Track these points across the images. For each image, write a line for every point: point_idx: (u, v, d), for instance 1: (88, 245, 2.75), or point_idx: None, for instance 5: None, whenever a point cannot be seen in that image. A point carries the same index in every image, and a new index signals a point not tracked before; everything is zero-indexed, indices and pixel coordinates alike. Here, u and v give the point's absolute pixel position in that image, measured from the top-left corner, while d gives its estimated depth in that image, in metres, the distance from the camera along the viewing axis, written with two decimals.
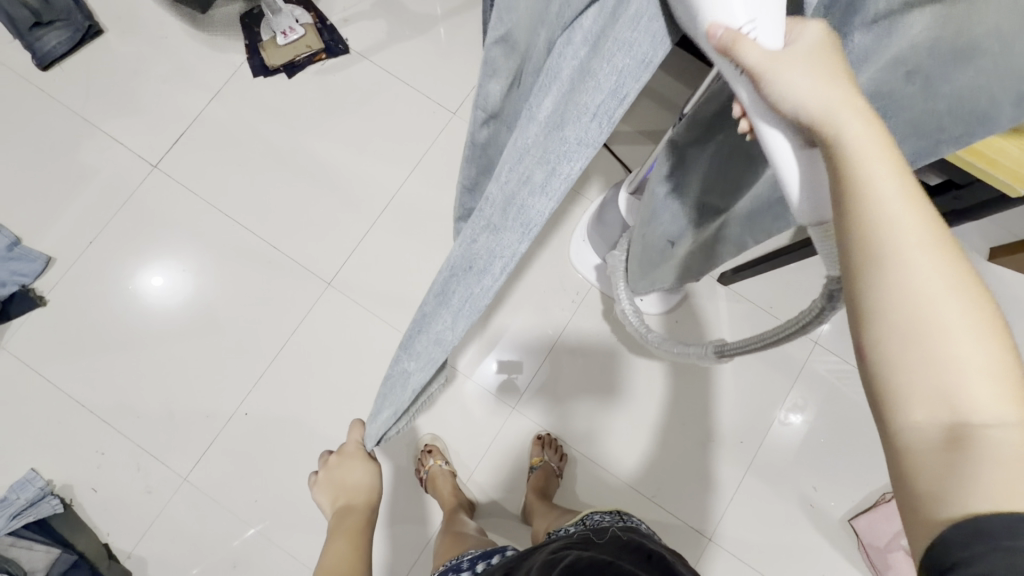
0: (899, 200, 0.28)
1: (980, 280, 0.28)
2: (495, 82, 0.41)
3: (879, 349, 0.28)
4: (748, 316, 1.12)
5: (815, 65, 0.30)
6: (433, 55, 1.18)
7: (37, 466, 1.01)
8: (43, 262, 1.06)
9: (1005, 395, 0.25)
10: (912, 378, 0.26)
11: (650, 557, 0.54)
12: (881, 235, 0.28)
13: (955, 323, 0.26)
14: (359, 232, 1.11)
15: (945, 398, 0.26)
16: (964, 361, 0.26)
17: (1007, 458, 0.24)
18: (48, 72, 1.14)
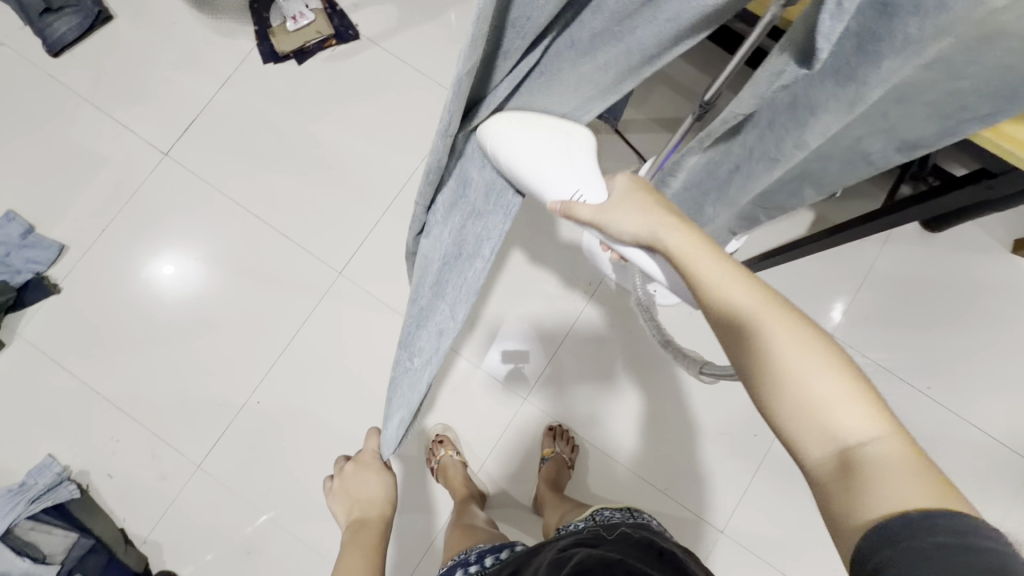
0: (737, 289, 0.40)
1: (816, 329, 0.38)
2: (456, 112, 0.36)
3: (771, 406, 0.37)
4: None
5: (635, 204, 0.48)
6: (444, 40, 1.15)
7: (54, 452, 1.02)
8: (57, 250, 1.07)
9: (861, 416, 0.35)
10: (800, 427, 0.36)
11: (661, 556, 0.53)
12: (737, 318, 0.39)
13: (811, 374, 0.36)
14: (369, 221, 1.10)
15: (829, 435, 0.35)
16: (829, 398, 0.35)
17: (884, 466, 0.33)
18: (59, 59, 1.14)
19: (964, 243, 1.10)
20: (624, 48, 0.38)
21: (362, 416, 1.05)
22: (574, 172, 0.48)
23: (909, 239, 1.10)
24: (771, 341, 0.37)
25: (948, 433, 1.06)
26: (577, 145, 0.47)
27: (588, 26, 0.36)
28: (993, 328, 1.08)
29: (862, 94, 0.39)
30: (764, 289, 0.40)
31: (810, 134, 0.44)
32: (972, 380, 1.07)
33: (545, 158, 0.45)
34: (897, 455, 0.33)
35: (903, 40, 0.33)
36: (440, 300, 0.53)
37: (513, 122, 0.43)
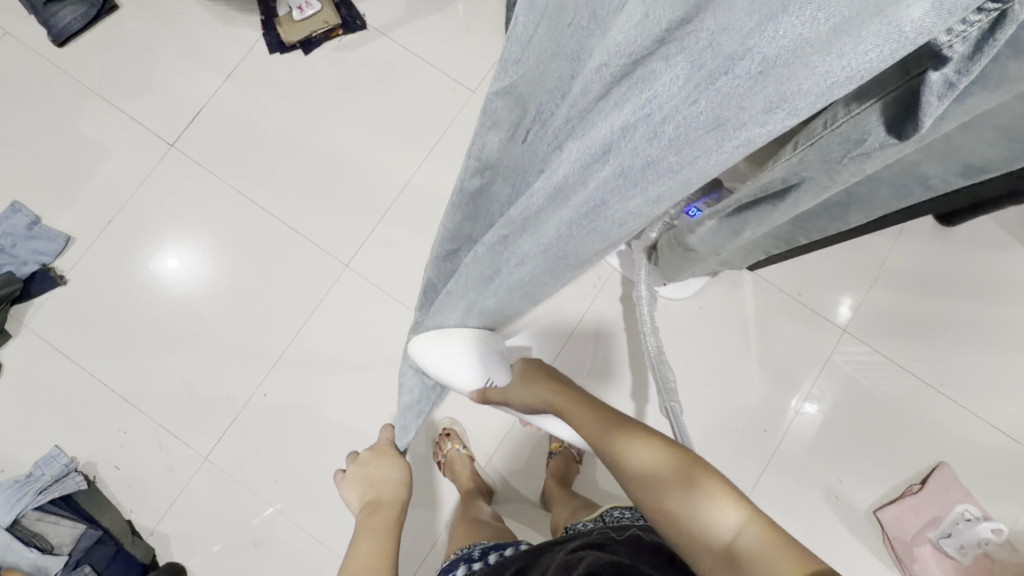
0: (615, 435, 0.56)
1: (678, 450, 0.52)
2: (494, 134, 0.39)
3: (666, 523, 0.47)
4: (775, 303, 1.09)
5: (527, 380, 0.66)
6: (452, 30, 1.14)
7: (61, 443, 1.02)
8: (63, 241, 1.06)
9: (730, 510, 0.44)
10: (685, 535, 0.45)
11: (671, 562, 0.52)
12: (619, 458, 0.55)
13: (678, 484, 0.48)
14: (377, 212, 1.09)
15: (710, 533, 0.44)
16: (694, 504, 0.46)
17: (752, 551, 0.41)
18: (64, 49, 1.13)
19: (981, 239, 1.08)
20: (685, 175, 0.29)
21: (370, 411, 1.05)
22: (473, 372, 0.58)
23: (925, 236, 1.08)
24: (643, 472, 0.51)
25: (964, 432, 1.04)
26: (476, 358, 0.57)
27: (642, 150, 0.28)
28: (1008, 323, 1.06)
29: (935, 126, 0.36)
30: (637, 430, 0.55)
31: (870, 164, 0.41)
32: (988, 379, 1.05)
33: (451, 368, 0.56)
34: (762, 538, 0.42)
35: (997, 79, 0.31)
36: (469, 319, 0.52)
37: (429, 339, 0.55)
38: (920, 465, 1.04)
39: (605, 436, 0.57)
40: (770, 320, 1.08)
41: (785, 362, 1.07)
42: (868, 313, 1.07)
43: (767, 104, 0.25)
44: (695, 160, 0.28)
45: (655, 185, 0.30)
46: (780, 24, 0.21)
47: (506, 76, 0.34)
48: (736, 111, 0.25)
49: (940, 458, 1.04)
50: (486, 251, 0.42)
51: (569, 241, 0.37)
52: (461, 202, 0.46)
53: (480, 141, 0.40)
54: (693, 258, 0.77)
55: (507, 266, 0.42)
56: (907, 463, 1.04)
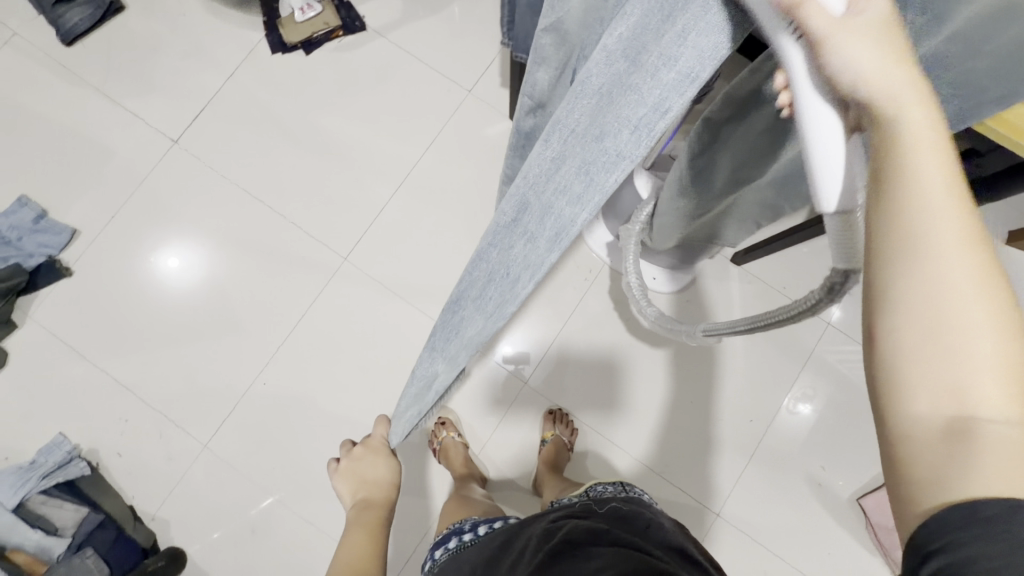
0: (934, 179, 0.25)
1: (1000, 267, 0.26)
2: (541, 70, 0.46)
3: (891, 337, 0.26)
4: (759, 296, 1.12)
5: (880, 40, 0.25)
6: (447, 33, 1.18)
7: (64, 431, 1.04)
8: (68, 234, 1.09)
9: (1016, 394, 0.25)
10: (922, 371, 0.26)
11: (648, 528, 0.56)
12: (910, 217, 0.25)
13: (973, 313, 0.25)
14: (374, 208, 1.12)
15: (958, 395, 0.25)
16: (984, 358, 0.25)
17: (1001, 451, 0.24)
18: (71, 48, 1.16)
19: None
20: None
21: (367, 400, 1.07)
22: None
23: None
24: (954, 274, 0.25)
25: None
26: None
27: None
28: None
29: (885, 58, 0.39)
30: (964, 197, 0.26)
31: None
32: None
33: None
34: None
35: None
36: (476, 312, 0.42)
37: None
38: None
39: (946, 183, 0.25)
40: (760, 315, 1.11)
41: (769, 352, 1.10)
42: (851, 307, 1.10)
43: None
44: None
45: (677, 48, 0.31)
46: None
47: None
48: None
49: None
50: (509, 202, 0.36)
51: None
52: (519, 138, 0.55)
53: (533, 78, 0.47)
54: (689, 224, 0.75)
55: (528, 216, 0.34)
56: None
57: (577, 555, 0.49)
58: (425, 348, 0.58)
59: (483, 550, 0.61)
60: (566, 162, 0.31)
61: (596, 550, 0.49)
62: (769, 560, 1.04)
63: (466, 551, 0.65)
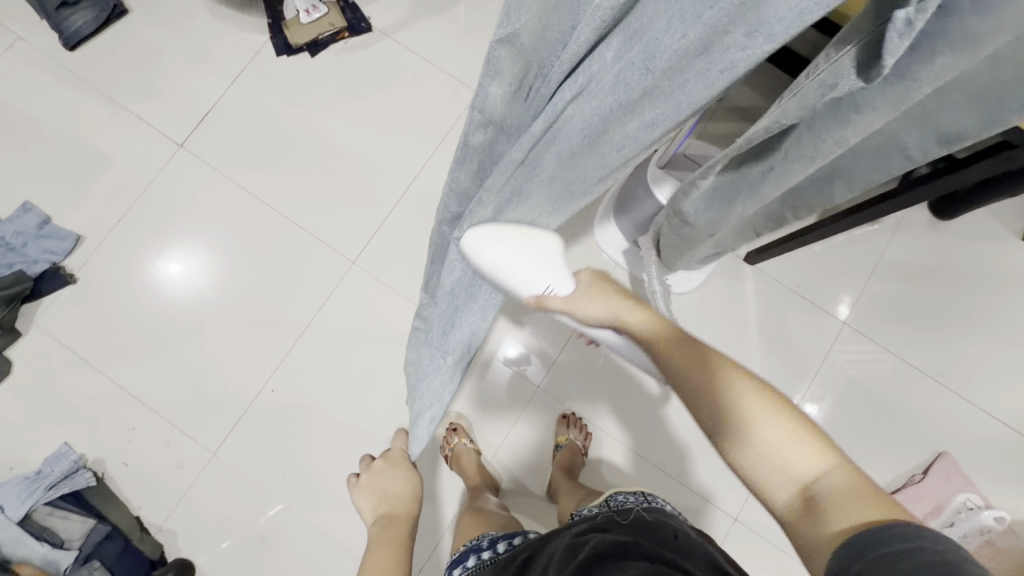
0: (681, 353, 0.46)
1: (759, 381, 0.43)
2: (496, 85, 0.34)
3: (731, 453, 0.41)
4: (774, 296, 1.10)
5: (599, 294, 0.52)
6: (454, 33, 1.16)
7: (69, 441, 1.02)
8: (73, 240, 1.07)
9: (814, 454, 0.39)
10: (758, 467, 0.40)
11: (676, 539, 0.54)
12: (685, 380, 0.45)
13: (755, 416, 0.41)
14: (382, 211, 1.11)
15: (784, 473, 0.39)
16: (781, 439, 0.40)
17: (838, 494, 0.37)
18: (74, 53, 1.15)
19: (976, 232, 1.10)
20: (670, 102, 0.34)
21: (377, 406, 1.06)
22: (543, 272, 0.49)
23: (921, 229, 1.10)
24: (733, 395, 0.42)
25: (965, 425, 1.05)
26: (551, 253, 0.49)
27: (635, 71, 0.31)
28: (1004, 314, 1.08)
29: (912, 91, 0.39)
30: (709, 353, 0.45)
31: (852, 133, 0.44)
32: (986, 370, 1.07)
33: (523, 262, 0.46)
34: (853, 484, 0.37)
35: (960, 35, 0.34)
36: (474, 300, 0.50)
37: (492, 231, 0.44)
38: (921, 455, 1.05)
39: (683, 353, 0.46)
40: (773, 316, 1.10)
41: (784, 353, 1.09)
42: (865, 306, 1.09)
43: (751, 28, 0.29)
44: (685, 85, 0.33)
45: (645, 114, 0.35)
46: None
47: (512, 23, 0.30)
48: (720, 35, 0.29)
49: (940, 447, 1.05)
50: (492, 199, 0.41)
51: (565, 175, 0.40)
52: (464, 156, 0.41)
53: (483, 93, 0.35)
54: (692, 239, 0.75)
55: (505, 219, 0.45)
56: (908, 452, 1.05)
57: (605, 567, 0.47)
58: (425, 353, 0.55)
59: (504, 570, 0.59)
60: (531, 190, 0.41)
61: (625, 562, 0.47)
62: (789, 564, 1.02)
63: (487, 569, 0.63)
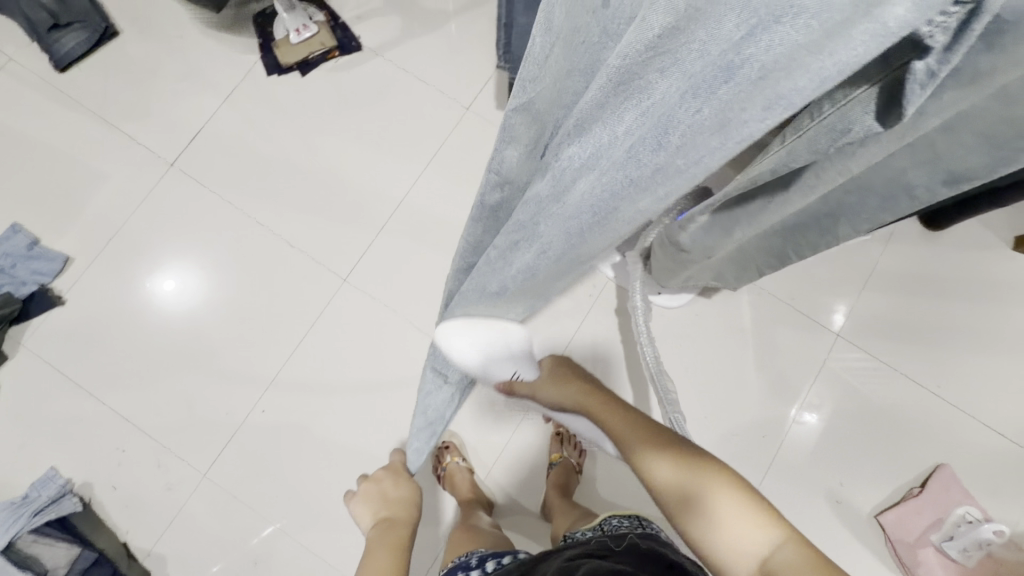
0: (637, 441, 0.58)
1: (715, 461, 0.53)
2: (512, 149, 0.35)
3: (692, 534, 0.49)
4: (768, 309, 1.10)
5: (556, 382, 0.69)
6: (445, 49, 1.17)
7: (57, 465, 1.01)
8: (62, 261, 1.07)
9: (765, 527, 0.46)
10: (716, 544, 0.47)
11: (672, 571, 0.53)
12: (643, 464, 0.56)
13: (706, 494, 0.50)
14: (374, 227, 1.11)
15: (741, 549, 0.46)
16: (729, 514, 0.48)
17: (783, 566, 0.43)
18: (66, 74, 1.15)
19: (968, 242, 1.10)
20: (691, 174, 0.29)
21: (369, 426, 1.04)
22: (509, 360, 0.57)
23: (913, 240, 1.10)
24: (683, 479, 0.52)
25: (963, 436, 1.04)
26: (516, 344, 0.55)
27: (645, 140, 0.28)
28: (999, 324, 1.08)
29: (919, 120, 0.41)
30: (661, 443, 0.57)
31: (854, 163, 0.46)
32: (983, 381, 1.06)
33: (487, 350, 0.51)
34: (797, 556, 0.43)
35: (968, 70, 0.35)
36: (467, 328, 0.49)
37: (460, 325, 0.47)
38: (919, 468, 1.04)
39: (638, 438, 0.59)
40: (768, 329, 1.09)
41: (781, 367, 1.08)
42: (859, 317, 1.09)
43: (768, 103, 0.24)
44: (700, 160, 0.28)
45: (660, 191, 0.31)
46: (762, 37, 0.21)
47: (528, 92, 0.30)
48: (738, 113, 0.25)
49: (938, 460, 1.04)
50: (502, 258, 0.40)
51: (576, 247, 0.37)
52: (480, 215, 0.42)
53: (500, 156, 0.36)
54: (688, 262, 0.78)
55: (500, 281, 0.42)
56: (905, 465, 1.04)
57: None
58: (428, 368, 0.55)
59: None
60: (544, 255, 0.38)
61: None
62: None
63: None
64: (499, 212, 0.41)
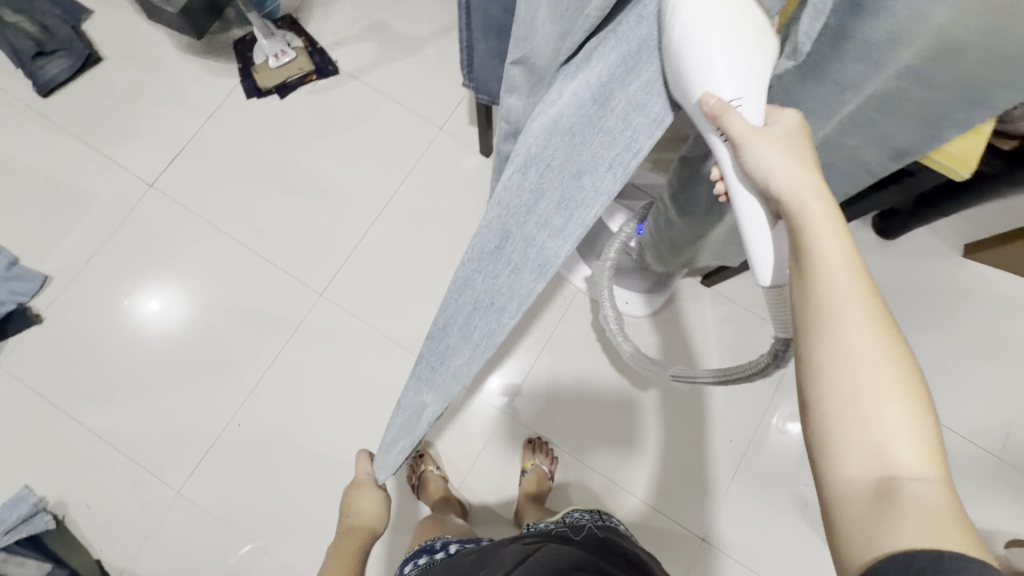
0: (844, 274, 0.37)
1: (911, 354, 0.36)
2: (513, 96, 0.53)
3: (820, 405, 0.36)
4: (731, 317, 1.14)
5: (784, 147, 0.40)
6: (420, 73, 1.22)
7: (30, 483, 1.01)
8: (40, 280, 1.09)
9: (922, 457, 0.34)
10: (853, 434, 0.35)
11: (631, 566, 0.56)
12: (833, 309, 0.37)
13: (883, 384, 0.35)
14: (351, 244, 1.14)
15: (880, 456, 0.34)
16: (898, 422, 0.34)
17: (924, 504, 0.32)
18: (49, 98, 1.19)
19: (922, 249, 1.15)
20: None
21: (346, 436, 1.06)
22: (746, 75, 0.38)
23: (870, 249, 1.15)
24: (870, 348, 0.35)
25: None
26: (764, 59, 0.39)
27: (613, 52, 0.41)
28: (955, 328, 1.12)
29: (841, 97, 0.45)
30: (873, 291, 0.37)
31: None
32: (941, 381, 1.10)
33: (732, 45, 0.37)
34: (946, 504, 0.32)
35: (860, 43, 0.39)
36: (462, 341, 0.44)
37: None
38: None
39: (852, 272, 0.37)
40: (735, 335, 1.13)
41: None
42: None
43: None
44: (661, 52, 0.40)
45: None
46: None
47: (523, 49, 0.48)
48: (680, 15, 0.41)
49: None
50: (487, 232, 0.42)
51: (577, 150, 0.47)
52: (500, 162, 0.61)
53: (509, 106, 0.55)
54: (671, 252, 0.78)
55: (510, 246, 0.41)
56: None
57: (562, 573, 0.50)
58: (416, 375, 0.50)
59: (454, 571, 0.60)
60: (543, 199, 0.40)
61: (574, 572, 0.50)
62: None
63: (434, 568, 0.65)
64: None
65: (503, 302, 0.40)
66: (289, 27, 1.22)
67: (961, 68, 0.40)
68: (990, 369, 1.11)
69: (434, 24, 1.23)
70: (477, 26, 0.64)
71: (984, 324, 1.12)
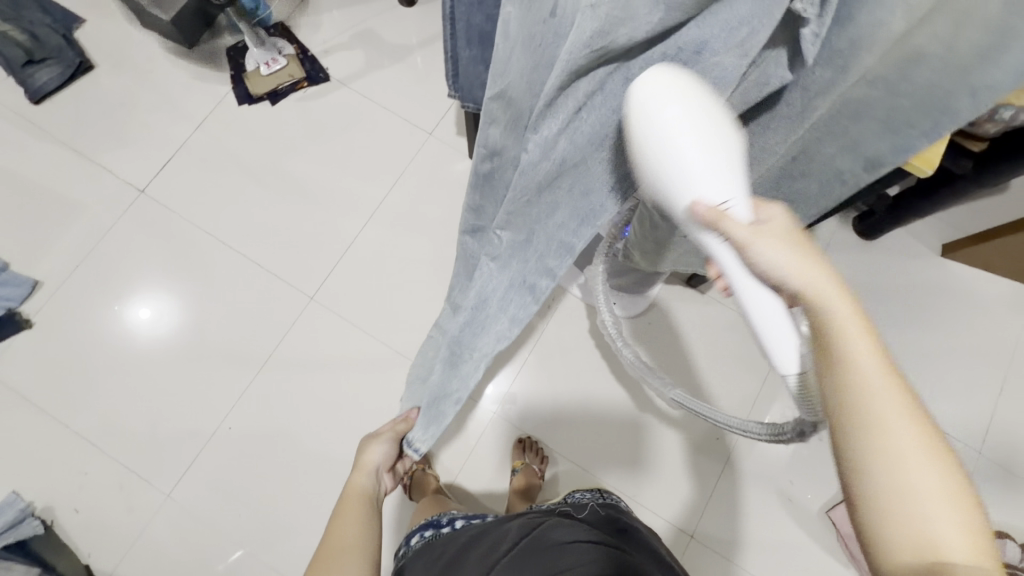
0: (879, 372, 0.36)
1: (947, 444, 0.35)
2: (494, 127, 0.41)
3: (867, 497, 0.35)
4: (716, 317, 1.16)
5: (788, 244, 0.40)
6: (410, 79, 1.24)
7: (18, 489, 1.01)
8: (30, 286, 1.09)
9: (973, 548, 0.33)
10: (899, 525, 0.34)
11: (622, 533, 0.60)
12: (868, 406, 0.36)
13: (926, 475, 0.34)
14: (341, 247, 1.15)
15: (933, 546, 0.33)
16: (948, 514, 0.33)
17: None
18: (39, 106, 1.19)
19: (902, 250, 1.18)
20: None
21: (336, 439, 1.06)
22: (718, 170, 0.37)
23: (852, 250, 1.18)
24: (907, 443, 0.34)
25: None
26: (721, 146, 0.37)
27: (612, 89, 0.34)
28: (934, 326, 1.15)
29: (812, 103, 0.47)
30: (903, 384, 0.36)
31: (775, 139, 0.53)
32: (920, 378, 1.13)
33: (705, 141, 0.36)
34: None
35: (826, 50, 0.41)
36: (500, 313, 0.49)
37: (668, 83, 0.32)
38: None
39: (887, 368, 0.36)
40: (721, 335, 1.15)
41: (734, 372, 1.13)
42: None
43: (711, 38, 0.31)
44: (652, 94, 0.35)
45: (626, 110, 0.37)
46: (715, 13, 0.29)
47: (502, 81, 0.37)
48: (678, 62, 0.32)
49: None
50: (508, 228, 0.44)
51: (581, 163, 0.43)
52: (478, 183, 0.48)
53: (484, 134, 0.42)
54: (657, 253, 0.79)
55: (535, 240, 0.43)
56: None
57: (554, 549, 0.53)
58: (454, 343, 0.56)
59: (452, 548, 0.63)
60: (559, 206, 0.40)
61: (568, 546, 0.53)
62: None
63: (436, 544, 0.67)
64: (489, 179, 0.47)
65: (531, 284, 0.45)
66: (280, 35, 1.24)
67: (922, 71, 0.42)
68: (968, 366, 1.13)
69: (422, 33, 1.26)
70: (461, 36, 0.66)
71: (962, 322, 1.15)
